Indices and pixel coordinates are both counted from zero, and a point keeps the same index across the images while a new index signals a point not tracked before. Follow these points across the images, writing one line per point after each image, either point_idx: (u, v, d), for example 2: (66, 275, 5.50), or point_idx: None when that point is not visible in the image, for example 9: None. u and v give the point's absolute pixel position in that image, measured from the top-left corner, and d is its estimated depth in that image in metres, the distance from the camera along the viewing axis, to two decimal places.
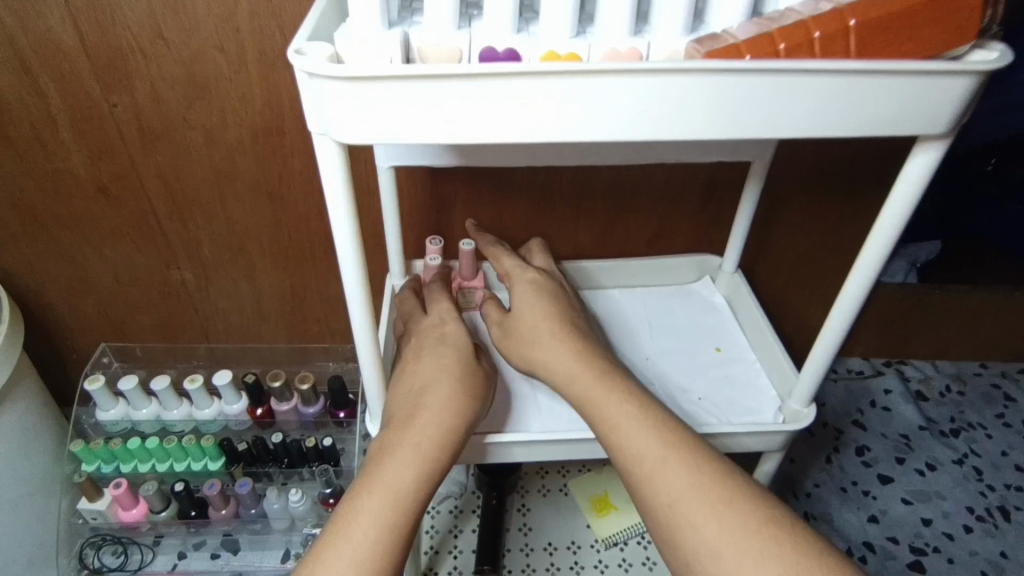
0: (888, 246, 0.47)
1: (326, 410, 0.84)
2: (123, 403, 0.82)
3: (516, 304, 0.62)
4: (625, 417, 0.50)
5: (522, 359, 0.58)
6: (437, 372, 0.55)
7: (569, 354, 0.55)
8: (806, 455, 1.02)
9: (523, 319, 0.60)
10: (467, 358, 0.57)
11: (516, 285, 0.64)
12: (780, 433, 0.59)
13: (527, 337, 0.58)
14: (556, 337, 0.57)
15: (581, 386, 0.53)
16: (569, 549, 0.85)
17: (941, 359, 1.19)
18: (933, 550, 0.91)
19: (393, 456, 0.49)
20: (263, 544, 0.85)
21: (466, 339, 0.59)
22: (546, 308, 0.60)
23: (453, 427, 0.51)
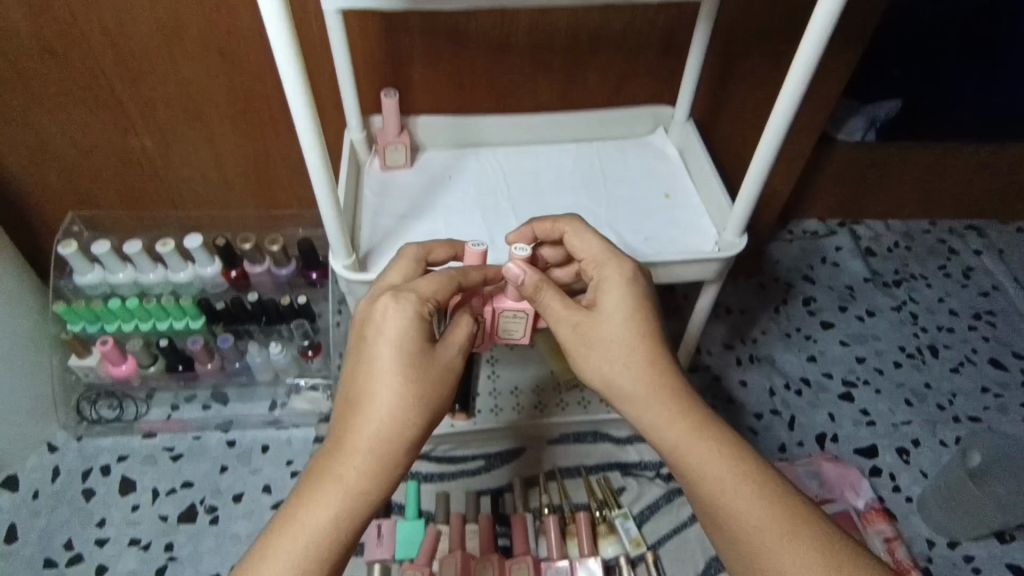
0: (810, 67, 0.50)
1: (299, 271, 0.88)
2: (99, 268, 0.84)
3: (606, 309, 0.54)
4: (710, 459, 0.49)
5: (606, 375, 0.53)
6: (376, 384, 0.48)
7: (649, 382, 0.52)
8: (756, 307, 1.09)
9: (614, 328, 0.54)
10: (415, 362, 0.49)
11: (604, 282, 0.55)
12: (714, 262, 0.63)
13: (614, 350, 0.53)
14: (647, 362, 0.53)
15: (665, 420, 0.51)
16: (533, 392, 0.91)
17: (893, 218, 1.24)
18: (863, 383, 1.00)
19: (319, 492, 0.46)
20: (251, 396, 0.92)
21: (418, 329, 0.50)
22: (636, 325, 0.53)
23: (388, 453, 0.47)
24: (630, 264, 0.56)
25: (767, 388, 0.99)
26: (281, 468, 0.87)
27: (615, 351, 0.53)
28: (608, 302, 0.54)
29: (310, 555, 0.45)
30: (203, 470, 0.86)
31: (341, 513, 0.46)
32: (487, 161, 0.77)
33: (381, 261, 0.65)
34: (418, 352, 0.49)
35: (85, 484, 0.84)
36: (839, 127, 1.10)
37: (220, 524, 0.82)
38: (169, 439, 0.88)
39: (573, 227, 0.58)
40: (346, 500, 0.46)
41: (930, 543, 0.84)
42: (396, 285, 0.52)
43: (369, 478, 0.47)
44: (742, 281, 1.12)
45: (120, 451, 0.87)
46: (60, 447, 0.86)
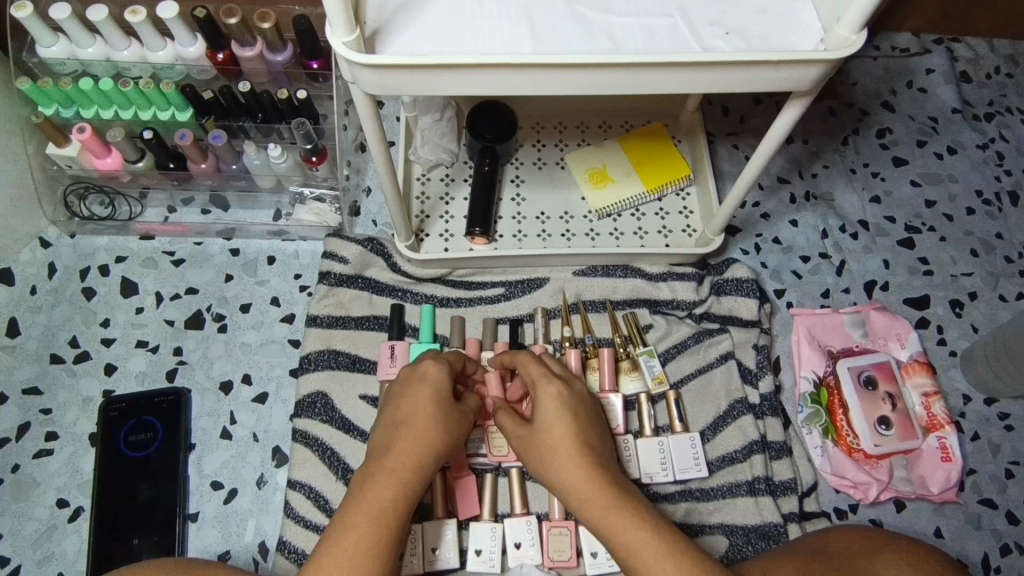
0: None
1: (297, 60, 0.75)
2: (64, 40, 0.71)
3: (540, 416, 0.59)
4: (640, 539, 0.51)
5: (544, 476, 0.56)
6: (421, 409, 0.57)
7: (578, 474, 0.54)
8: (823, 138, 0.95)
9: (543, 428, 0.58)
10: (443, 402, 0.58)
11: (539, 397, 0.60)
12: (816, 65, 0.50)
13: (545, 454, 0.57)
14: (569, 456, 0.55)
15: (591, 508, 0.53)
16: (561, 219, 0.84)
17: (1001, 37, 1.04)
18: (928, 230, 0.90)
19: (378, 477, 0.52)
20: (253, 203, 0.84)
21: (445, 381, 0.60)
22: (567, 425, 0.57)
23: (433, 459, 0.55)
24: (557, 385, 0.60)
25: (820, 229, 0.89)
26: (289, 280, 0.82)
27: (545, 452, 0.57)
28: (538, 414, 0.59)
29: (371, 532, 0.49)
30: (207, 277, 0.81)
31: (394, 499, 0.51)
32: None
33: (391, 42, 0.52)
34: (449, 398, 0.59)
35: (84, 283, 0.80)
36: None
37: (228, 333, 0.79)
38: (168, 242, 0.82)
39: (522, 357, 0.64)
40: (397, 493, 0.52)
41: (966, 398, 0.80)
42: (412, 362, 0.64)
43: (414, 473, 0.53)
44: (811, 105, 0.97)
45: (117, 251, 0.81)
46: (54, 243, 0.81)
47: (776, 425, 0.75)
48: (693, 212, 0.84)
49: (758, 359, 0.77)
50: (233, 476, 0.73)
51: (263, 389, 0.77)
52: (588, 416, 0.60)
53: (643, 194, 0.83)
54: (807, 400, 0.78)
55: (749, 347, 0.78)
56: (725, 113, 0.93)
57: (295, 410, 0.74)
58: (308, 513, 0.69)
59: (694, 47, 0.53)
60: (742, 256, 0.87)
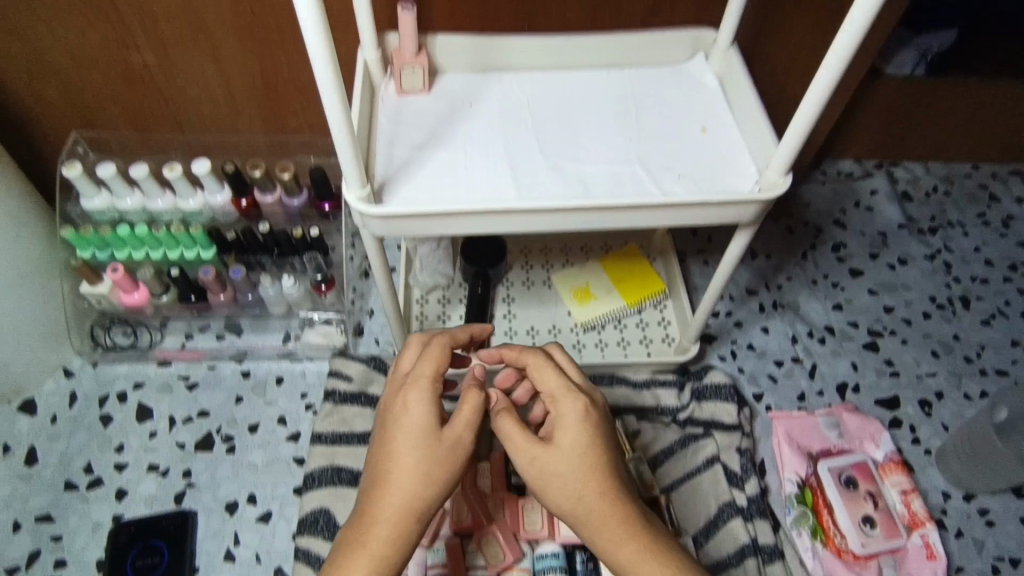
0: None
1: (311, 202, 0.85)
2: (106, 193, 0.81)
3: (563, 443, 0.52)
4: None
5: (566, 510, 0.51)
6: (401, 459, 0.49)
7: (605, 515, 0.50)
8: (784, 252, 1.05)
9: (576, 457, 0.51)
10: (428, 443, 0.50)
11: (562, 418, 0.53)
12: (754, 204, 0.59)
13: (574, 490, 0.50)
14: (597, 494, 0.50)
15: (623, 547, 0.50)
16: (549, 332, 0.91)
17: (934, 161, 1.17)
18: (889, 333, 0.98)
19: (352, 560, 0.48)
20: (264, 328, 0.91)
21: (429, 416, 0.51)
22: (593, 455, 0.51)
23: (418, 520, 0.49)
24: (584, 400, 0.53)
25: (789, 335, 0.96)
26: (296, 400, 0.87)
27: (571, 482, 0.51)
28: (563, 437, 0.52)
29: None
30: (218, 400, 0.86)
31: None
32: (510, 85, 0.71)
33: (396, 193, 0.62)
34: (437, 433, 0.51)
35: (102, 409, 0.84)
36: (888, 59, 1.02)
37: (236, 453, 0.83)
38: (184, 368, 0.88)
39: (537, 361, 0.56)
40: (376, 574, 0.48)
41: (946, 495, 0.84)
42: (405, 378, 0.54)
43: (391, 547, 0.48)
44: (770, 224, 1.08)
45: (135, 378, 0.87)
46: (76, 372, 0.86)
47: (766, 528, 0.77)
48: (671, 323, 0.91)
49: (743, 462, 0.81)
50: None
51: (267, 508, 0.79)
52: (611, 437, 0.54)
53: (623, 309, 0.91)
54: (794, 501, 0.80)
55: (732, 451, 0.82)
56: (694, 234, 1.04)
57: (298, 528, 0.76)
58: None
59: (653, 191, 0.62)
60: (719, 362, 0.94)
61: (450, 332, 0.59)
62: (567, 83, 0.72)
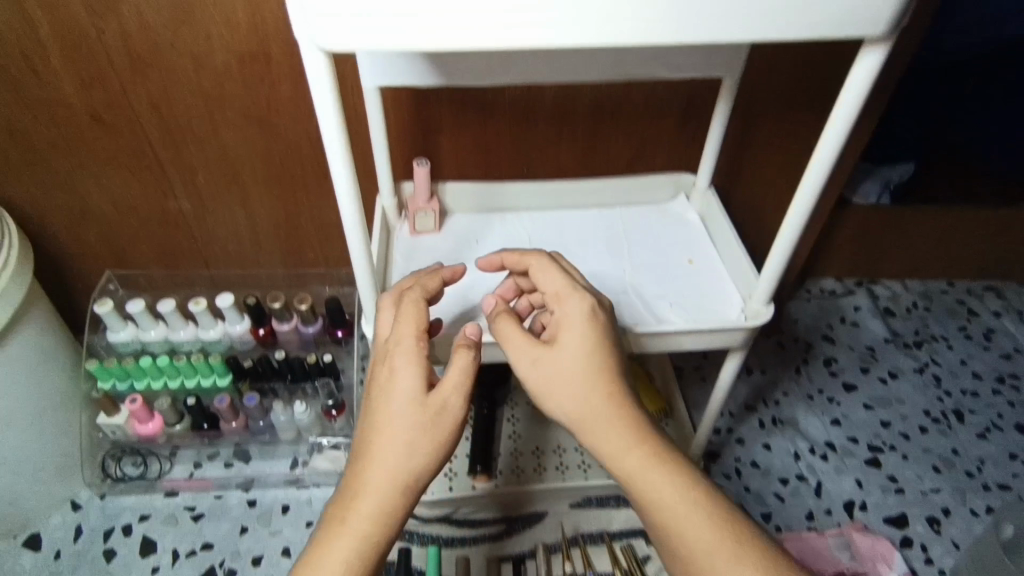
0: (842, 137, 0.50)
1: (325, 329, 0.90)
2: (132, 326, 0.86)
3: (568, 343, 0.53)
4: (679, 498, 0.50)
5: (574, 415, 0.52)
6: (390, 424, 0.49)
7: (613, 422, 0.51)
8: (778, 367, 1.08)
9: (574, 366, 0.53)
10: (417, 408, 0.50)
11: (566, 318, 0.55)
12: (743, 331, 0.64)
13: (580, 399, 0.52)
14: (602, 396, 0.52)
15: (627, 455, 0.51)
16: (555, 452, 0.90)
17: (911, 278, 1.25)
18: (889, 449, 0.99)
19: (344, 531, 0.48)
20: (273, 454, 0.92)
21: (417, 384, 0.50)
22: (596, 359, 0.53)
23: (413, 482, 0.49)
24: (589, 302, 0.55)
25: (791, 451, 0.98)
26: (301, 529, 0.86)
27: (578, 386, 0.52)
28: (565, 334, 0.54)
29: None
30: (223, 531, 0.85)
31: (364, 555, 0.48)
32: (513, 224, 0.79)
33: None
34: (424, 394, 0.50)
35: (106, 544, 0.84)
36: (854, 189, 1.11)
37: None
38: (191, 497, 0.88)
39: (540, 265, 0.58)
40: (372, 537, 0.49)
41: None
42: (389, 342, 0.53)
43: (385, 514, 0.49)
44: (762, 341, 1.12)
45: (142, 509, 0.87)
46: (83, 504, 0.87)
47: None
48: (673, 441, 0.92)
49: None
50: None
51: None
52: (614, 347, 0.54)
53: None
54: None
55: None
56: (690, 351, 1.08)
57: None
58: None
59: (648, 319, 0.67)
60: (725, 481, 0.94)
61: (421, 282, 0.57)
62: (563, 221, 0.79)
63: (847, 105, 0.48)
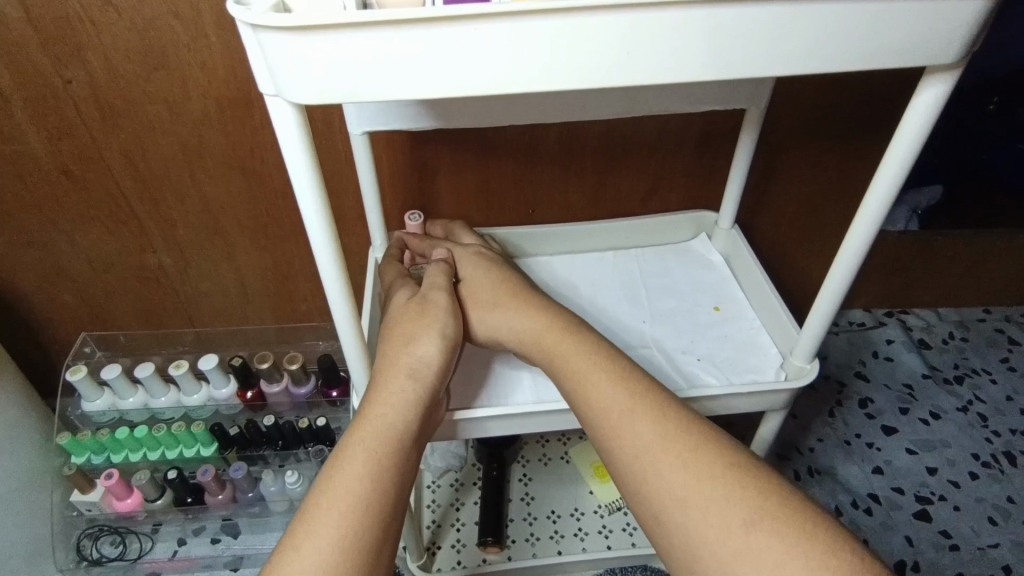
0: (900, 177, 0.43)
1: (318, 390, 0.82)
2: (108, 393, 0.79)
3: (467, 271, 0.57)
4: (591, 369, 0.47)
5: (495, 326, 0.53)
6: (396, 323, 0.51)
7: (523, 318, 0.52)
8: (810, 411, 1.00)
9: (474, 283, 0.56)
10: (392, 319, 0.52)
11: (462, 255, 0.59)
12: (784, 392, 0.56)
13: (484, 297, 0.54)
14: (507, 298, 0.54)
15: (543, 336, 0.50)
16: (572, 516, 0.83)
17: (945, 307, 1.17)
18: (939, 498, 0.90)
19: (349, 439, 0.44)
20: (264, 527, 0.84)
21: (402, 304, 0.53)
22: (494, 273, 0.56)
23: (419, 369, 0.48)
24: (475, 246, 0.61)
25: (832, 506, 0.89)
26: None
27: (484, 295, 0.54)
28: (463, 265, 0.58)
29: (360, 515, 0.40)
30: None
31: (386, 442, 0.44)
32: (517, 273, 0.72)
33: None
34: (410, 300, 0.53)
35: None
36: None
37: None
38: None
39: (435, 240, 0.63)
40: (387, 443, 0.44)
41: None
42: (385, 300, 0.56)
43: (399, 406, 0.46)
44: None
45: None
46: None
47: None
48: None
49: None
50: None
51: None
52: (514, 269, 0.59)
53: None
54: None
55: None
56: None
57: None
58: None
59: (677, 378, 0.60)
60: None
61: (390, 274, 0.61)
62: (575, 266, 0.72)
63: (908, 138, 0.41)
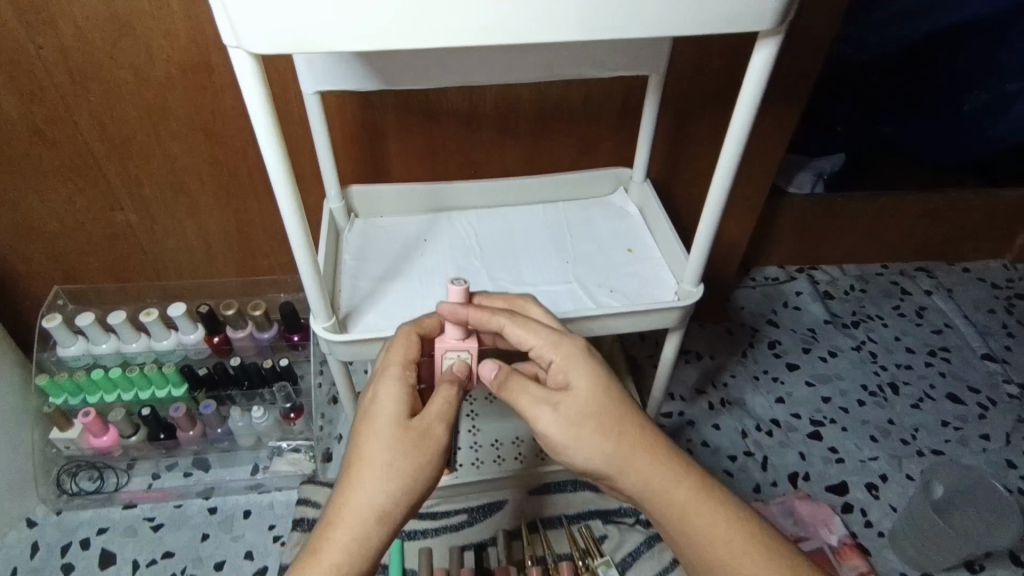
0: (747, 123, 0.54)
1: (281, 334, 0.91)
2: (82, 339, 0.86)
3: (575, 388, 0.52)
4: (732, 537, 0.51)
5: (628, 478, 0.52)
6: (372, 458, 0.48)
7: (653, 470, 0.52)
8: (726, 352, 1.14)
9: (589, 411, 0.52)
10: (401, 441, 0.49)
11: (569, 364, 0.53)
12: (675, 311, 0.68)
13: (600, 437, 0.52)
14: (633, 442, 0.52)
15: (674, 490, 0.52)
16: (514, 443, 0.92)
17: (848, 263, 1.31)
18: (830, 422, 1.04)
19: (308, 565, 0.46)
20: (233, 461, 0.92)
21: (400, 425, 0.49)
22: (611, 404, 0.52)
23: (390, 511, 0.48)
24: (572, 343, 0.54)
25: (739, 429, 1.03)
26: (263, 532, 0.87)
27: (601, 432, 0.52)
28: (568, 373, 0.53)
29: None
30: (184, 538, 0.85)
31: None
32: (459, 223, 0.81)
33: (361, 321, 0.67)
34: (408, 424, 0.50)
35: (64, 558, 0.83)
36: (789, 181, 1.18)
37: None
38: (150, 508, 0.88)
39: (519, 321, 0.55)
40: None
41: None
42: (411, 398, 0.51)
43: (358, 544, 0.47)
44: (710, 327, 1.18)
45: (98, 523, 0.86)
46: (39, 521, 0.85)
47: None
48: None
49: None
50: None
51: None
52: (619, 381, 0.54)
53: None
54: None
55: None
56: (643, 340, 1.14)
57: None
58: None
59: (589, 303, 0.71)
60: None
61: (407, 348, 0.54)
62: (509, 216, 0.83)
63: (750, 90, 0.52)
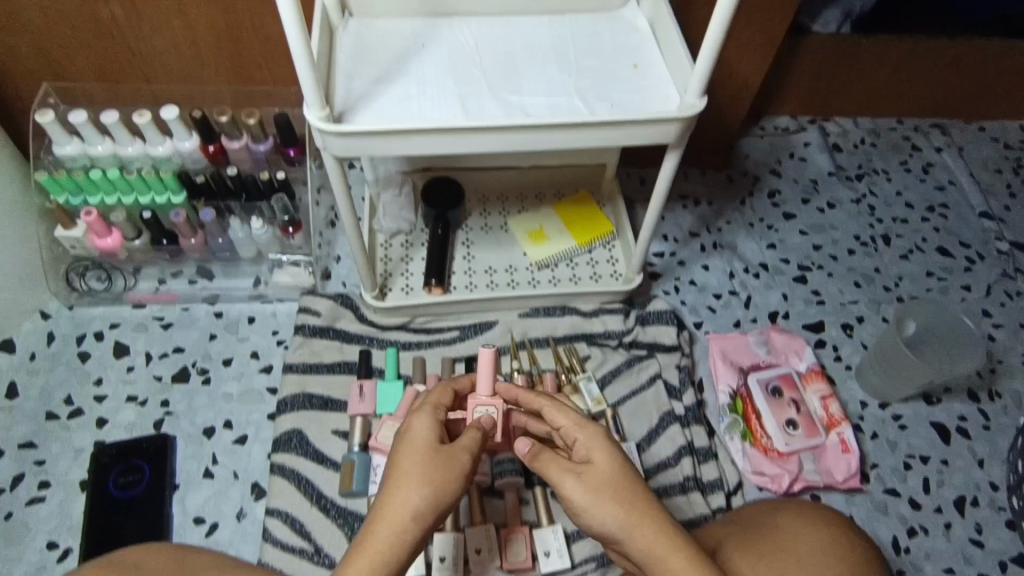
0: None
1: (277, 148, 0.91)
2: (77, 140, 0.85)
3: (590, 455, 0.57)
4: None
5: (633, 542, 0.54)
6: (407, 463, 0.54)
7: (655, 536, 0.54)
8: (724, 198, 1.13)
9: (606, 481, 0.55)
10: (435, 460, 0.55)
11: (589, 438, 0.58)
12: (676, 123, 0.66)
13: (609, 497, 0.55)
14: (641, 508, 0.54)
15: (672, 556, 0.53)
16: (506, 271, 0.97)
17: (862, 116, 1.26)
18: (818, 268, 1.07)
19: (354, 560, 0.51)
20: (235, 271, 0.95)
21: (432, 448, 0.56)
22: (623, 474, 0.56)
23: (423, 511, 0.53)
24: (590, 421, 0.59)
25: (728, 271, 1.05)
26: (267, 336, 0.92)
27: (612, 498, 0.55)
28: (585, 447, 0.58)
29: None
30: (193, 337, 0.91)
31: None
32: (458, 29, 0.77)
33: (354, 118, 0.66)
34: (438, 447, 0.56)
35: (80, 348, 0.88)
36: (814, 18, 1.11)
37: (211, 384, 0.87)
38: (158, 309, 0.92)
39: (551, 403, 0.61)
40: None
41: (863, 404, 0.94)
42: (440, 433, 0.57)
43: (395, 540, 0.51)
44: (712, 173, 1.16)
45: (111, 319, 0.91)
46: (53, 314, 0.90)
47: (700, 432, 0.88)
48: (619, 259, 0.99)
49: (680, 376, 0.91)
50: (214, 511, 0.80)
51: (243, 431, 0.85)
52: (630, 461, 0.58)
53: (575, 247, 0.98)
54: (726, 410, 0.90)
55: (672, 368, 0.92)
56: (641, 183, 1.13)
57: (273, 446, 0.82)
58: (287, 537, 0.76)
59: (588, 112, 0.69)
60: (664, 295, 1.03)
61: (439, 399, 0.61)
62: (510, 25, 0.78)
63: None
